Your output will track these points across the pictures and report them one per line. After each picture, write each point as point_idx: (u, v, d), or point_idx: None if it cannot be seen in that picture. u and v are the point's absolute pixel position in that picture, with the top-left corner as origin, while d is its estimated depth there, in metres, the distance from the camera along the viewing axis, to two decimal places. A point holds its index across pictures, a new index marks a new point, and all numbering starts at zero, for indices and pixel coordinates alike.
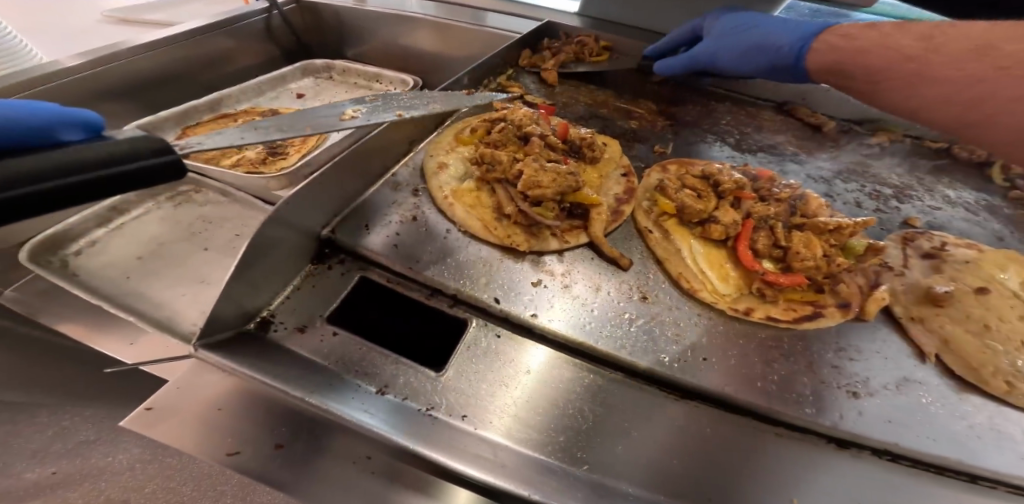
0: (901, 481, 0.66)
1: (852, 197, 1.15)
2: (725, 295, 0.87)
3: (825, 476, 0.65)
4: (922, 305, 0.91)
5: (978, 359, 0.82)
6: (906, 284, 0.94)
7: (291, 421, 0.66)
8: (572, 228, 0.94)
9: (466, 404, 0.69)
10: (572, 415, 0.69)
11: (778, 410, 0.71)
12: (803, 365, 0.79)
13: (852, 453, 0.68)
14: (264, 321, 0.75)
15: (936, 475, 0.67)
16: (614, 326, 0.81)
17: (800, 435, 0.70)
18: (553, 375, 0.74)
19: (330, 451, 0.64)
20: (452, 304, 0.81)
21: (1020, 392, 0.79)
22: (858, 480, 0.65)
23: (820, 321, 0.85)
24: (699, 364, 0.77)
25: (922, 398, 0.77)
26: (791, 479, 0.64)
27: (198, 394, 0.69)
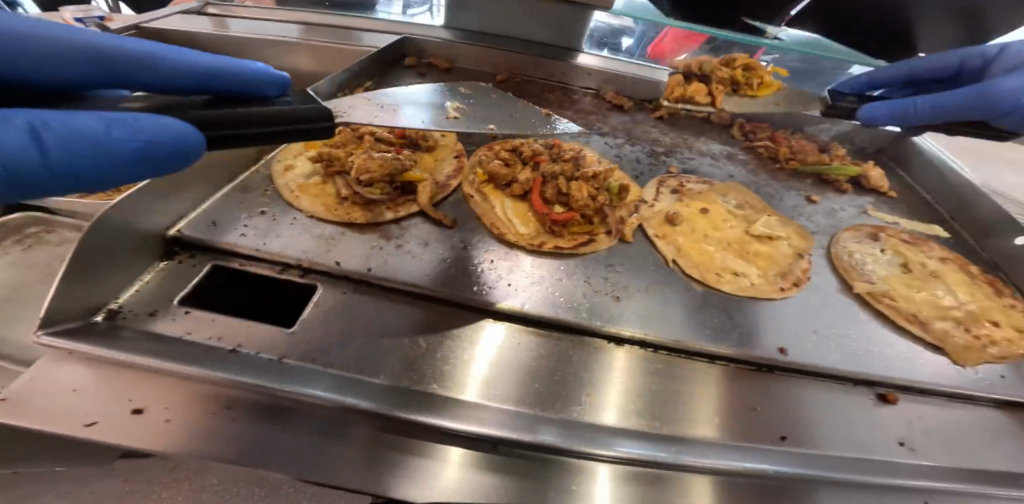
0: (657, 365, 0.93)
1: (634, 156, 1.57)
2: (526, 235, 1.16)
3: (619, 374, 0.89)
4: (663, 225, 1.27)
5: (699, 260, 1.20)
6: (653, 211, 1.30)
7: (158, 390, 0.69)
8: (406, 201, 1.16)
9: (323, 355, 0.82)
10: (440, 358, 0.86)
11: (577, 323, 0.97)
12: (578, 277, 1.09)
13: (632, 350, 0.95)
14: (112, 312, 0.82)
15: (688, 359, 0.95)
16: (435, 268, 1.03)
17: (597, 342, 0.95)
18: (401, 325, 0.91)
19: (197, 408, 0.67)
20: (301, 274, 0.97)
21: (722, 279, 1.16)
22: (622, 369, 0.90)
23: (593, 245, 1.17)
24: (504, 288, 1.02)
25: (662, 295, 1.09)
26: (601, 381, 0.87)
27: (54, 383, 0.67)
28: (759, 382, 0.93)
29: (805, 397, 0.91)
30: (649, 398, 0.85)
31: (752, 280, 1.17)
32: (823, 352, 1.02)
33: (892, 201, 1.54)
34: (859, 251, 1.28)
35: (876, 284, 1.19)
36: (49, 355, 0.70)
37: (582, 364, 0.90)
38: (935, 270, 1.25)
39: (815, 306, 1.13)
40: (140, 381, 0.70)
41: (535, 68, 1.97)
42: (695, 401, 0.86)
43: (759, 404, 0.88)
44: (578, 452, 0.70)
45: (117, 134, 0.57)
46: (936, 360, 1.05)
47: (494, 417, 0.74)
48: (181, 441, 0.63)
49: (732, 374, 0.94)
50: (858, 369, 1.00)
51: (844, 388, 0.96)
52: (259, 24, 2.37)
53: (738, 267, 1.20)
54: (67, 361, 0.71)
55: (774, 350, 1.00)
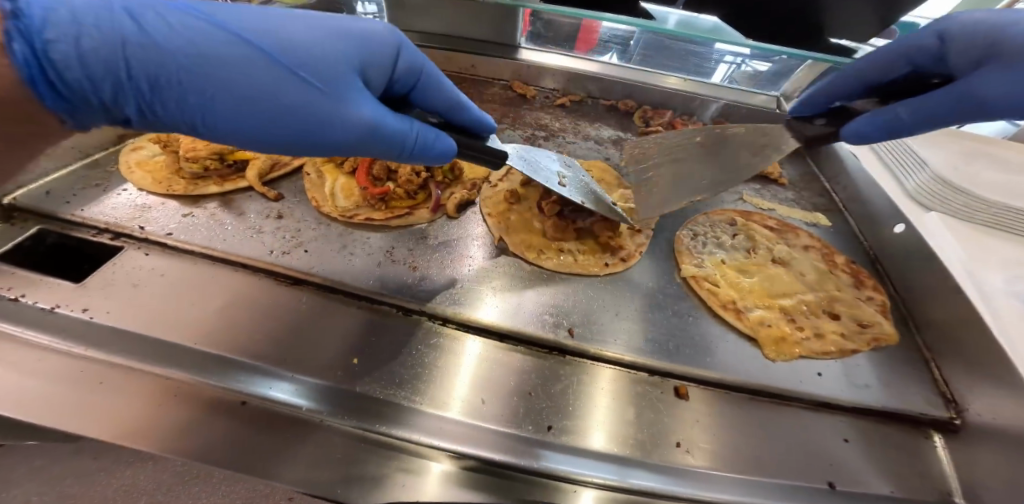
0: (449, 342, 0.97)
1: (510, 139, 1.58)
2: (342, 208, 1.21)
3: (383, 340, 0.96)
4: (500, 203, 1.28)
5: (526, 236, 1.21)
6: (494, 191, 1.32)
7: None
8: (236, 176, 1.25)
9: (94, 305, 0.94)
10: (211, 313, 0.96)
11: (362, 292, 1.04)
12: (382, 247, 1.15)
13: (415, 321, 1.01)
14: None
15: (475, 334, 0.99)
16: (237, 236, 1.11)
17: (375, 308, 1.03)
18: (187, 281, 1.01)
19: None
20: (113, 238, 1.07)
21: (542, 255, 1.16)
22: (405, 341, 0.96)
23: (407, 218, 1.21)
24: (299, 255, 1.10)
25: (462, 269, 1.12)
26: (360, 349, 0.93)
27: None
28: (540, 363, 0.95)
29: (591, 383, 0.92)
30: (434, 378, 0.90)
31: (574, 256, 1.17)
32: (616, 336, 1.00)
33: (782, 188, 1.38)
34: (702, 235, 1.21)
35: (704, 268, 1.13)
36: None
37: (354, 334, 0.97)
38: (784, 256, 1.15)
39: (629, 291, 1.10)
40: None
41: (448, 62, 2.02)
42: (456, 376, 0.91)
43: (541, 390, 0.90)
44: (409, 443, 0.79)
45: (389, 116, 0.93)
46: (743, 349, 1.00)
47: (234, 374, 0.86)
48: None
49: (515, 357, 0.96)
50: (657, 358, 0.97)
51: (633, 376, 0.94)
52: None
53: (564, 244, 1.20)
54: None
55: (563, 331, 1.00)
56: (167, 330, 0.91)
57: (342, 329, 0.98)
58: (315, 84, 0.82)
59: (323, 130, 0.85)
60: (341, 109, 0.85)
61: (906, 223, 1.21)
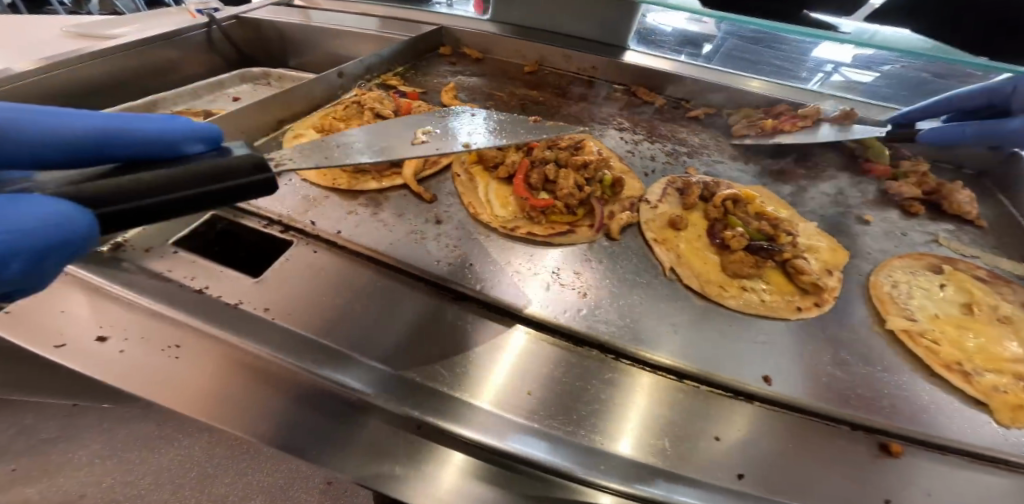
0: (610, 373, 0.84)
1: (651, 153, 1.46)
2: (500, 218, 1.13)
3: (551, 365, 0.84)
4: (666, 228, 1.16)
5: (703, 268, 1.08)
6: (654, 213, 1.19)
7: (122, 321, 0.81)
8: (392, 173, 1.20)
9: (274, 304, 0.89)
10: (372, 321, 0.89)
11: (529, 313, 0.92)
12: (547, 266, 1.04)
13: (585, 351, 0.88)
14: (117, 245, 0.95)
15: (651, 372, 0.85)
16: (405, 242, 1.05)
17: (542, 336, 0.89)
18: (353, 284, 0.96)
19: (145, 344, 0.78)
20: (282, 230, 1.04)
21: (726, 293, 1.04)
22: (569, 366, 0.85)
23: (569, 235, 1.11)
24: (464, 266, 1.01)
25: (637, 298, 1.00)
26: (523, 373, 0.82)
27: (53, 304, 0.83)
28: (717, 406, 0.80)
29: (760, 426, 0.78)
30: (567, 399, 0.79)
31: (763, 297, 1.04)
32: (814, 386, 0.86)
33: (981, 232, 1.28)
34: (906, 284, 1.11)
35: (916, 322, 1.02)
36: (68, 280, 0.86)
37: (520, 353, 0.86)
38: (1009, 316, 1.05)
39: (828, 337, 0.98)
40: (128, 315, 0.82)
41: (569, 62, 1.94)
42: (632, 412, 0.78)
43: (720, 434, 0.76)
44: (443, 429, 0.70)
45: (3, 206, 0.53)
46: (972, 418, 0.86)
47: (394, 387, 0.76)
48: (120, 370, 0.74)
49: (700, 396, 0.82)
50: (860, 413, 0.83)
51: (837, 430, 0.79)
52: (329, 15, 2.60)
53: (749, 281, 1.06)
54: (75, 288, 0.86)
55: (755, 377, 0.87)
56: (320, 331, 0.85)
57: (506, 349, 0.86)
58: None
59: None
60: None
61: None
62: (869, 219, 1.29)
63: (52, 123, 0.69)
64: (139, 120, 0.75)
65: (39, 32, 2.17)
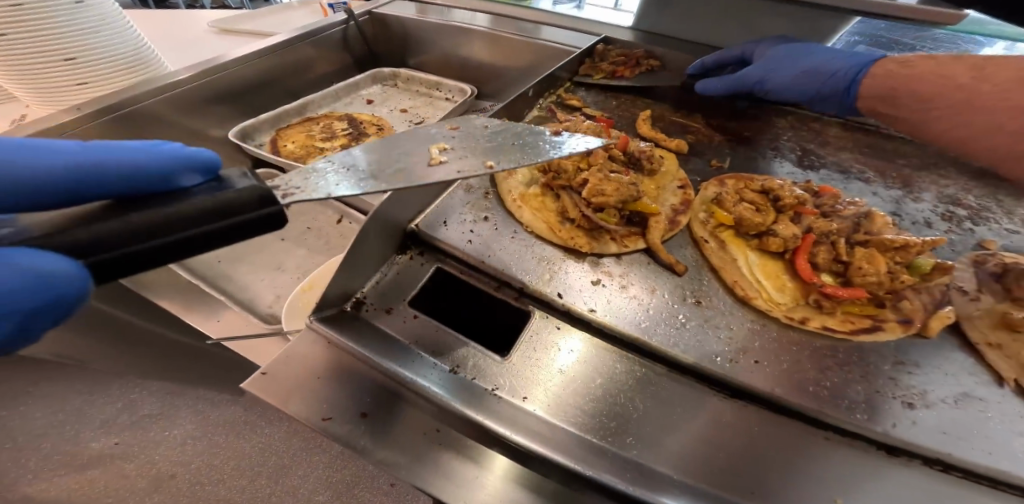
0: (933, 482, 0.64)
1: (923, 217, 1.12)
2: (781, 304, 0.89)
3: (859, 475, 0.64)
4: (999, 330, 0.88)
5: None
6: (979, 309, 0.91)
7: (379, 393, 0.71)
8: (631, 234, 0.99)
9: (531, 394, 0.72)
10: (610, 396, 0.73)
11: (835, 419, 0.70)
12: (867, 374, 0.78)
13: (905, 462, 0.66)
14: (357, 302, 0.83)
15: (970, 482, 0.65)
16: (673, 329, 0.83)
17: (826, 434, 0.70)
18: (609, 370, 0.76)
19: (412, 426, 0.68)
20: (518, 295, 0.88)
21: None
22: (929, 496, 0.62)
23: (879, 333, 0.85)
24: (752, 366, 0.78)
25: (986, 415, 0.73)
26: (817, 475, 0.64)
27: (298, 361, 0.73)
28: None
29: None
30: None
31: None
32: None
33: None
34: None
35: None
36: (302, 332, 0.76)
37: (865, 480, 0.63)
38: None
39: None
40: (384, 390, 0.71)
41: None
42: None
43: None
44: (493, 434, 0.64)
45: None
46: None
47: (633, 473, 0.62)
48: (395, 458, 0.65)
49: None
50: None
51: None
52: (460, 14, 2.43)
53: None
54: (313, 347, 0.75)
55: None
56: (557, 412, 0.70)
57: (790, 445, 0.67)
58: None
59: None
60: None
61: None
62: None
63: (22, 161, 0.54)
64: (124, 149, 0.61)
65: (186, 24, 2.16)
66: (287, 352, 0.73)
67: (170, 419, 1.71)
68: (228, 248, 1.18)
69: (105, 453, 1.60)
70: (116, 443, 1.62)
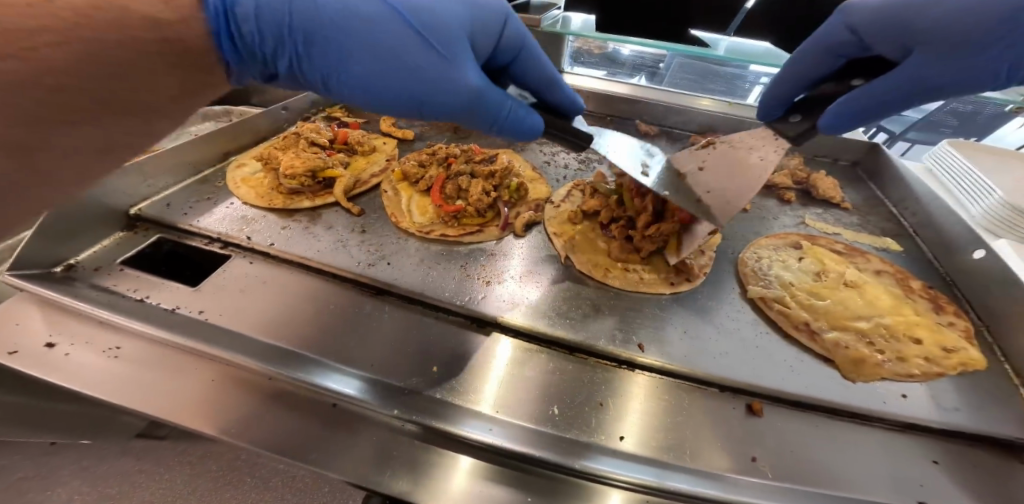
0: (529, 355, 1.03)
1: (564, 163, 1.63)
2: (418, 224, 1.30)
3: (519, 368, 0.99)
4: (565, 224, 1.36)
5: (591, 254, 1.29)
6: (557, 211, 1.39)
7: (74, 333, 0.97)
8: (324, 193, 1.37)
9: (222, 309, 1.05)
10: (347, 332, 1.04)
11: (471, 312, 1.09)
12: (470, 263, 1.22)
13: (489, 333, 1.07)
14: (69, 266, 1.09)
15: (558, 353, 1.04)
16: (335, 251, 1.21)
17: (480, 329, 1.08)
18: (286, 287, 1.13)
19: (91, 349, 0.94)
20: (223, 247, 1.21)
21: (609, 274, 1.23)
22: (477, 350, 1.02)
23: (478, 235, 1.29)
24: (382, 266, 1.18)
25: (536, 285, 1.18)
26: (488, 368, 0.98)
27: (10, 316, 0.97)
28: (605, 377, 0.99)
29: (631, 389, 0.97)
30: (487, 383, 0.95)
31: (642, 275, 1.24)
32: (739, 366, 1.01)
33: (845, 213, 1.45)
34: (768, 258, 1.26)
35: (774, 290, 1.17)
36: (21, 298, 1.01)
37: (424, 336, 1.05)
38: (857, 281, 1.20)
39: (704, 311, 1.14)
40: (100, 332, 0.98)
41: None
42: (552, 397, 0.94)
43: (607, 401, 0.94)
44: (452, 434, 0.84)
45: (490, 87, 1.00)
46: (819, 369, 1.03)
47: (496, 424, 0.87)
48: (65, 369, 0.89)
49: (587, 367, 1.01)
50: (758, 379, 0.99)
51: (721, 395, 0.97)
52: None
53: (630, 264, 1.27)
54: (24, 301, 1.01)
55: (632, 346, 1.04)
56: (252, 327, 1.02)
57: (421, 335, 1.05)
58: (438, 50, 0.91)
59: (437, 94, 0.94)
60: (444, 63, 0.92)
61: (986, 250, 1.20)
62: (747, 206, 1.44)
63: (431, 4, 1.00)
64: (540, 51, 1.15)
65: None
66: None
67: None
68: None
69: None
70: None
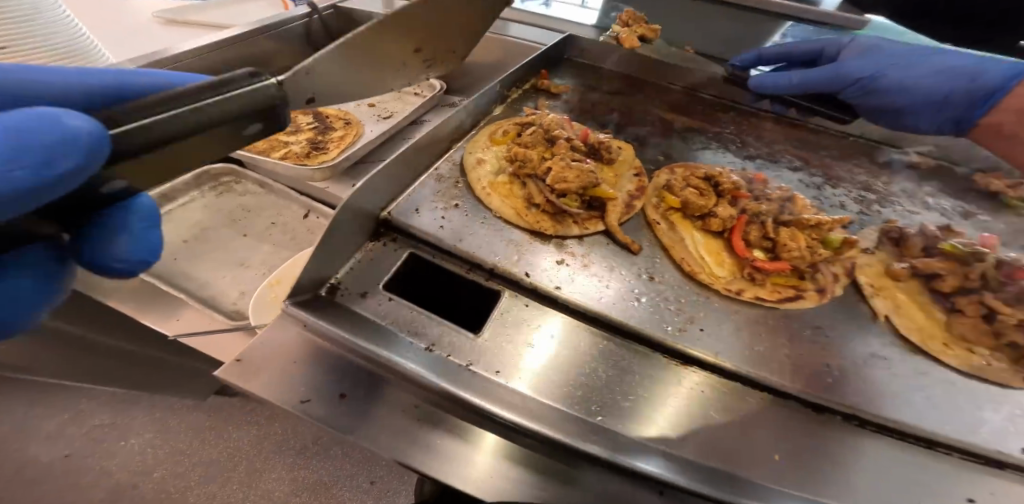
0: (865, 442, 0.79)
1: (839, 201, 1.32)
2: (721, 278, 1.05)
3: (871, 457, 0.77)
4: (883, 278, 1.11)
5: (923, 324, 1.02)
6: (874, 260, 1.16)
7: (321, 363, 0.80)
8: (591, 218, 1.10)
9: (509, 368, 0.82)
10: (661, 397, 0.81)
11: (804, 392, 0.85)
12: (779, 335, 0.96)
13: (827, 418, 0.83)
14: (332, 287, 0.90)
15: (900, 440, 0.81)
16: (626, 306, 0.96)
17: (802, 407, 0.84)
18: (571, 342, 0.89)
19: (308, 360, 0.80)
20: (488, 278, 0.96)
21: (947, 351, 0.97)
22: (823, 440, 0.78)
23: (799, 301, 1.03)
24: (695, 333, 0.94)
25: (882, 369, 0.93)
26: (833, 462, 0.75)
27: (276, 346, 0.81)
28: (974, 479, 0.76)
29: None
30: (866, 482, 0.73)
31: (992, 363, 0.95)
32: None
33: None
34: None
35: None
36: (283, 320, 0.84)
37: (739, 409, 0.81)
38: None
39: None
40: (322, 357, 0.82)
41: (709, 81, 1.75)
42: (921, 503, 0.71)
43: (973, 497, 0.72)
44: None
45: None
46: None
47: None
48: (269, 364, 0.78)
49: (957, 468, 0.78)
50: None
51: None
52: None
53: (981, 347, 0.97)
54: (293, 330, 0.83)
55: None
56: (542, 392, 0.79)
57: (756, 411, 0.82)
58: None
59: None
60: None
61: None
62: None
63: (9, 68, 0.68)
64: None
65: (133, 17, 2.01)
66: (267, 334, 0.83)
67: (124, 424, 1.49)
68: (185, 245, 1.32)
69: (57, 465, 1.39)
70: (68, 455, 1.41)
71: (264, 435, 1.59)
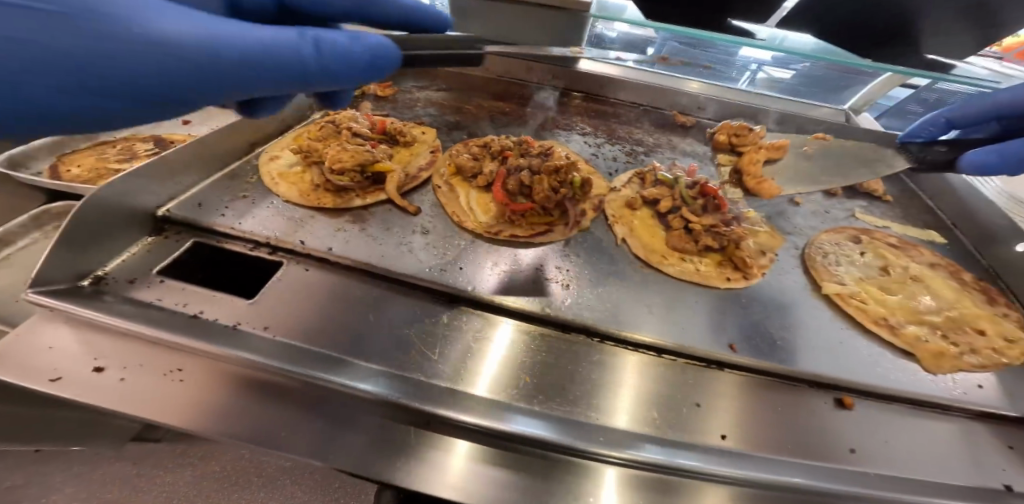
0: (609, 356, 0.94)
1: (610, 155, 1.58)
2: (484, 223, 1.22)
3: (618, 369, 0.91)
4: (623, 209, 1.32)
5: (650, 242, 1.24)
6: (618, 196, 1.37)
7: (87, 344, 0.79)
8: (374, 190, 1.26)
9: (275, 324, 0.89)
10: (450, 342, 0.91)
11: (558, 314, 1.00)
12: (532, 263, 1.14)
13: (572, 337, 0.97)
14: (97, 278, 0.94)
15: (633, 348, 0.97)
16: (399, 257, 1.10)
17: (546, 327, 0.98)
18: (345, 293, 1.00)
19: (76, 342, 0.79)
20: (271, 252, 1.08)
21: (664, 260, 1.19)
22: (568, 354, 0.93)
23: (548, 234, 1.22)
24: (456, 271, 1.08)
25: (618, 287, 1.11)
26: (618, 384, 0.88)
27: (38, 339, 0.78)
28: (695, 374, 0.93)
29: (725, 389, 0.90)
30: (598, 392, 0.86)
31: (698, 265, 1.18)
32: (839, 364, 0.98)
33: (889, 205, 1.48)
34: (834, 253, 1.25)
35: (846, 285, 1.15)
36: (42, 313, 0.82)
37: (504, 340, 0.94)
38: (919, 274, 1.20)
39: (778, 307, 1.10)
40: (114, 343, 0.80)
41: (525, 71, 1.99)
42: (643, 399, 0.86)
43: (699, 400, 0.87)
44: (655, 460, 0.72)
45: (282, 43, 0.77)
46: (900, 363, 1.00)
47: (628, 438, 0.77)
48: (20, 357, 0.74)
49: (677, 368, 0.94)
50: (839, 373, 0.97)
51: (796, 387, 0.93)
52: None
53: (687, 252, 1.21)
54: (52, 320, 0.82)
55: (722, 345, 0.99)
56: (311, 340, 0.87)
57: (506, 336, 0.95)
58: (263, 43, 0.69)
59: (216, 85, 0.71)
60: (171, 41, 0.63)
61: None
62: (800, 200, 1.46)
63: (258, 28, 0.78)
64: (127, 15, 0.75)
65: None
66: (18, 330, 0.80)
67: None
68: None
69: None
70: None
71: (203, 475, 1.32)
